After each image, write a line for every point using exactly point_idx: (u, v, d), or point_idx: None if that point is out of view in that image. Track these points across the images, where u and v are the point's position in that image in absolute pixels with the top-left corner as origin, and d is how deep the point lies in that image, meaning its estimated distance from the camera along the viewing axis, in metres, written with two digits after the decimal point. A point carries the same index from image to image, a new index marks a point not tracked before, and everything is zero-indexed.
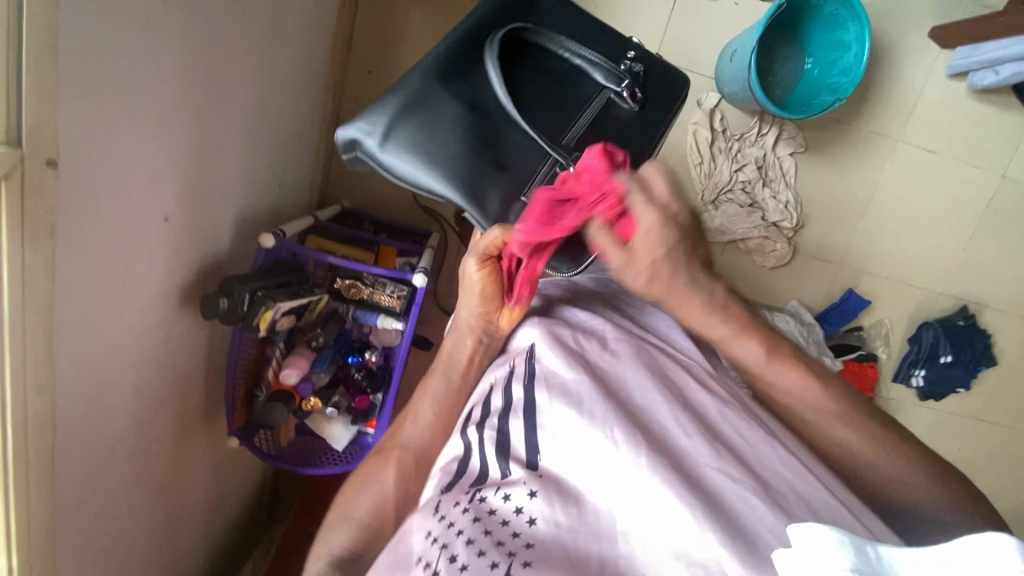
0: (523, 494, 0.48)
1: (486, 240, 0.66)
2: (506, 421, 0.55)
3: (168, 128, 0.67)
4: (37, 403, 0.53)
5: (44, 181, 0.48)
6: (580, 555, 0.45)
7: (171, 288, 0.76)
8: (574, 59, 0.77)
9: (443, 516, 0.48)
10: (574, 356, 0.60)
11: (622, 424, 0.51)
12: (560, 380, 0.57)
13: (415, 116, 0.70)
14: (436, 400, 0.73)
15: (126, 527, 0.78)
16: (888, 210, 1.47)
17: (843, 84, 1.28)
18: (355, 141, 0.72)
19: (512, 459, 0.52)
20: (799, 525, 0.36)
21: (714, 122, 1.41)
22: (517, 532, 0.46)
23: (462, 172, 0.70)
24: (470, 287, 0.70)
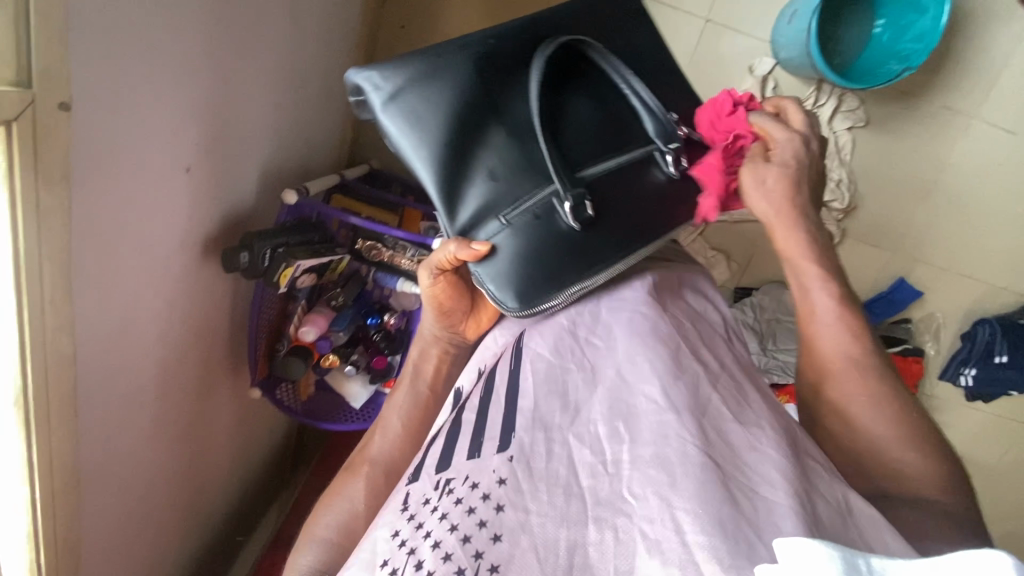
0: (491, 482, 0.43)
1: (442, 255, 0.64)
2: (486, 405, 0.53)
3: (191, 77, 0.66)
4: (57, 343, 0.55)
5: (58, 126, 0.48)
6: (548, 547, 0.39)
7: (193, 240, 0.77)
8: (631, 99, 0.69)
9: (413, 517, 0.44)
10: (563, 343, 0.58)
11: (605, 420, 0.49)
12: (548, 365, 0.55)
13: (431, 88, 0.60)
14: (405, 414, 0.72)
15: (151, 466, 0.81)
16: (952, 195, 1.35)
17: (915, 53, 1.15)
18: (360, 87, 0.61)
19: (484, 443, 0.47)
20: (786, 538, 0.31)
21: (765, 92, 1.31)
22: (483, 520, 0.41)
23: (449, 167, 0.60)
24: (429, 296, 0.69)
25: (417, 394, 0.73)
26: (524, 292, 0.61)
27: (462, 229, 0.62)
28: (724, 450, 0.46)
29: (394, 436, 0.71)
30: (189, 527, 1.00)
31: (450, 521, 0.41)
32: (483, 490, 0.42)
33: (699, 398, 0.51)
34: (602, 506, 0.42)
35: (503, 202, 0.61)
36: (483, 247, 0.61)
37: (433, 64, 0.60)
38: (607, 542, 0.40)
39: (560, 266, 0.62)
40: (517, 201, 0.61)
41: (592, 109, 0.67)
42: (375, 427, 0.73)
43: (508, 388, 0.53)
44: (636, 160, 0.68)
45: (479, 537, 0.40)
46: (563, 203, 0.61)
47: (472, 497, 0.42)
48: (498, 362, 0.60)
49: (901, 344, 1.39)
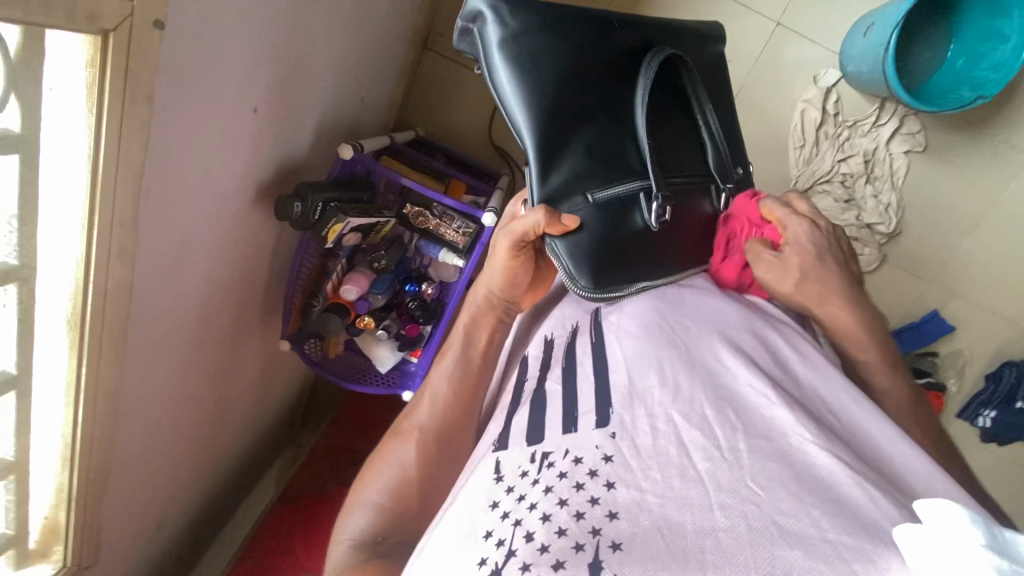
0: (597, 457, 0.44)
1: (518, 224, 0.62)
2: (572, 379, 0.54)
3: (272, 15, 0.64)
4: (117, 268, 0.54)
5: (150, 44, 0.46)
6: (672, 527, 0.39)
7: (249, 183, 0.75)
8: (702, 131, 0.71)
9: (512, 488, 0.45)
10: (651, 322, 0.56)
11: (713, 403, 0.47)
12: (635, 343, 0.55)
13: (556, 47, 0.60)
14: (453, 376, 0.68)
15: (181, 404, 0.81)
16: (1000, 233, 1.32)
17: (991, 81, 1.11)
18: (487, 21, 0.59)
19: (580, 419, 0.48)
20: (927, 500, 0.34)
21: (827, 104, 1.28)
22: (595, 498, 0.42)
23: (551, 128, 0.60)
24: (495, 266, 0.67)
25: (468, 361, 0.69)
26: (598, 276, 0.62)
27: (547, 199, 0.61)
28: (846, 450, 0.45)
29: (444, 399, 0.67)
30: (205, 470, 1.00)
31: (558, 496, 0.42)
32: (589, 466, 0.44)
33: (799, 394, 0.51)
34: (726, 492, 0.41)
35: (593, 182, 0.62)
36: (573, 223, 0.60)
37: (556, 18, 0.61)
38: (739, 528, 0.38)
39: (628, 260, 0.63)
40: (609, 182, 0.62)
41: (671, 109, 0.69)
42: (425, 386, 0.69)
43: (592, 367, 0.54)
44: (695, 181, 0.69)
45: (593, 513, 0.41)
46: (650, 203, 0.62)
47: (578, 472, 0.44)
48: (574, 338, 0.60)
49: (925, 376, 1.34)
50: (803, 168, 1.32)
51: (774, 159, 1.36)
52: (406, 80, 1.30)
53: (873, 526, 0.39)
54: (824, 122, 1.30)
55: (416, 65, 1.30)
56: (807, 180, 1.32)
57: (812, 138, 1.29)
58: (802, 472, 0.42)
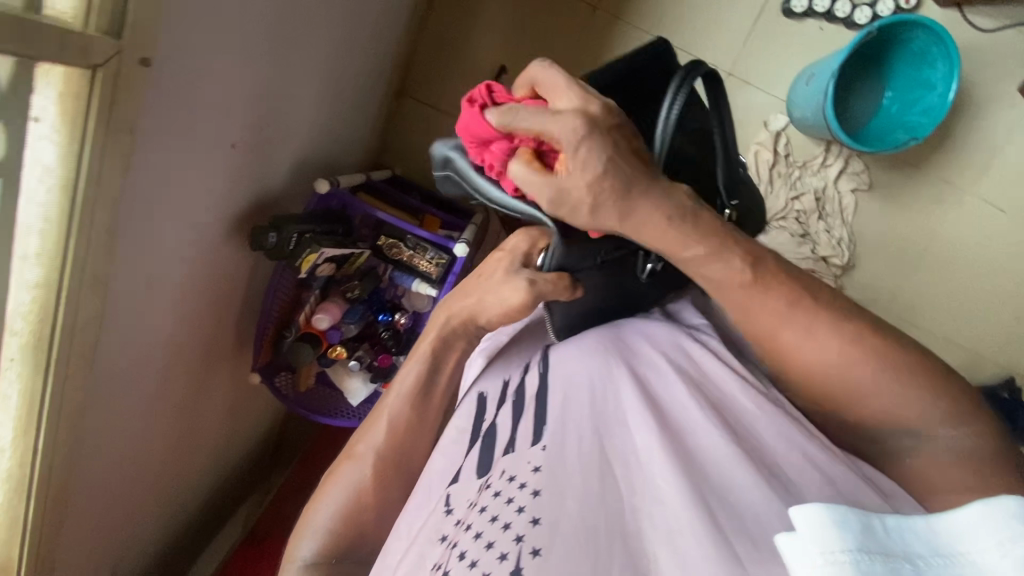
0: (526, 469, 0.45)
1: (541, 284, 0.59)
2: (519, 401, 0.55)
3: (253, 60, 0.69)
4: (91, 292, 0.55)
5: (135, 80, 0.50)
6: (589, 533, 0.40)
7: (224, 215, 0.78)
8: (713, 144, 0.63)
9: (459, 517, 0.46)
10: (587, 335, 0.59)
11: (636, 409, 0.50)
12: (575, 353, 0.57)
13: None
14: (402, 399, 0.66)
15: (146, 438, 0.80)
16: (944, 264, 1.41)
17: (922, 125, 1.22)
18: (450, 161, 0.57)
19: (518, 439, 0.50)
20: (801, 508, 0.33)
21: (778, 146, 1.38)
22: (521, 507, 0.43)
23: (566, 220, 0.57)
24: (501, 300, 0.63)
25: (428, 385, 0.67)
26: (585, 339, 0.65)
27: (562, 266, 0.61)
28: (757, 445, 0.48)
29: (400, 431, 0.65)
30: (167, 511, 0.97)
31: (490, 513, 0.43)
32: (520, 480, 0.45)
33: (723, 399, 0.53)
34: (638, 498, 0.44)
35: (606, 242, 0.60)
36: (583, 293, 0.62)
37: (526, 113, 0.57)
38: (646, 529, 0.42)
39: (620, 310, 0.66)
40: (615, 244, 0.60)
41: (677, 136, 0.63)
42: (377, 409, 0.67)
43: (537, 386, 0.55)
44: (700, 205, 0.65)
45: (519, 522, 0.42)
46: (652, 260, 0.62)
47: (509, 488, 0.44)
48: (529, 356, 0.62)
49: None
50: None
51: None
52: (383, 123, 1.36)
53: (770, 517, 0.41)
54: (776, 162, 1.39)
55: (393, 109, 1.37)
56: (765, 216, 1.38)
57: (765, 177, 1.38)
58: (707, 469, 0.45)
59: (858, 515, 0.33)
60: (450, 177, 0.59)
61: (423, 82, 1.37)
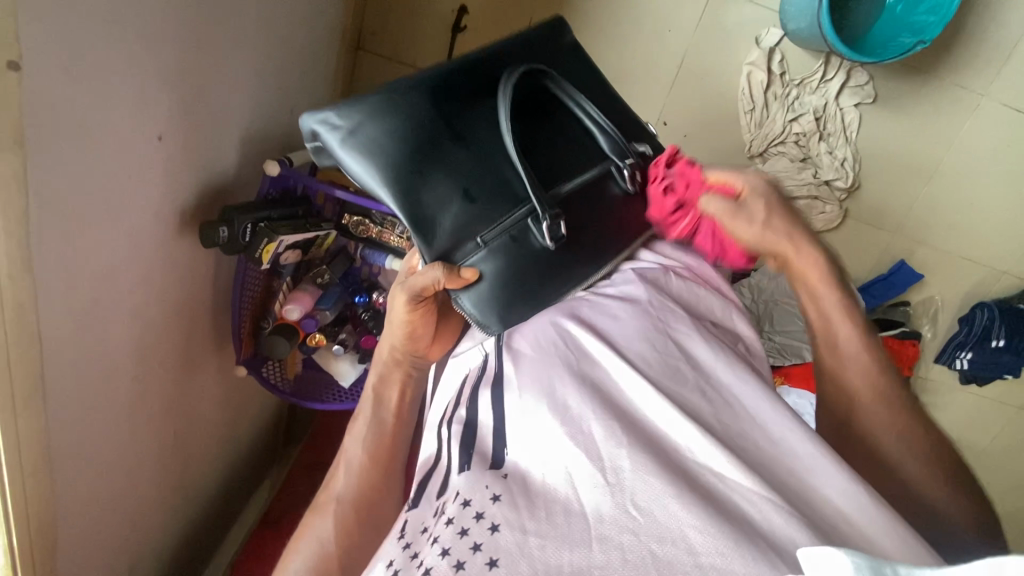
0: (485, 498, 0.45)
1: (416, 280, 0.62)
2: (475, 416, 0.56)
3: (161, 41, 0.62)
4: (19, 320, 0.52)
5: (3, 86, 0.44)
6: (551, 566, 0.40)
7: (168, 212, 0.73)
8: (584, 120, 0.69)
9: (409, 544, 0.46)
10: (549, 348, 0.58)
11: (601, 420, 0.49)
12: (533, 369, 0.56)
13: (389, 119, 0.59)
14: (365, 444, 0.70)
15: (133, 445, 0.80)
16: (957, 176, 1.31)
17: (930, 25, 1.09)
18: (317, 133, 0.61)
19: (474, 458, 0.51)
20: (810, 548, 0.33)
21: (771, 65, 1.26)
22: (477, 542, 0.42)
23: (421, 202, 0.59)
24: (396, 317, 0.68)
25: (380, 423, 0.72)
26: (507, 318, 0.63)
27: (439, 255, 0.62)
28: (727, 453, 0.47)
29: (358, 466, 0.69)
30: (178, 505, 1.00)
31: (441, 545, 0.43)
32: (476, 509, 0.44)
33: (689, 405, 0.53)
34: (607, 523, 0.42)
35: (480, 226, 0.61)
36: (472, 275, 0.61)
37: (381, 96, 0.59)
38: (614, 563, 0.40)
39: (538, 288, 0.63)
40: (495, 220, 0.61)
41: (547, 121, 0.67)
42: (336, 462, 0.71)
43: (493, 407, 0.55)
44: (601, 175, 0.68)
45: (473, 561, 0.41)
46: (540, 223, 0.61)
47: (464, 517, 0.44)
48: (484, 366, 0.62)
49: (897, 326, 1.37)
50: (756, 131, 1.31)
51: (724, 127, 1.35)
52: (342, 85, 1.27)
53: (742, 534, 0.41)
54: (771, 83, 1.28)
55: (351, 68, 1.27)
56: (762, 143, 1.31)
57: (761, 101, 1.28)
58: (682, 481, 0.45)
59: (865, 557, 0.31)
60: (321, 148, 0.63)
61: (380, 34, 1.26)
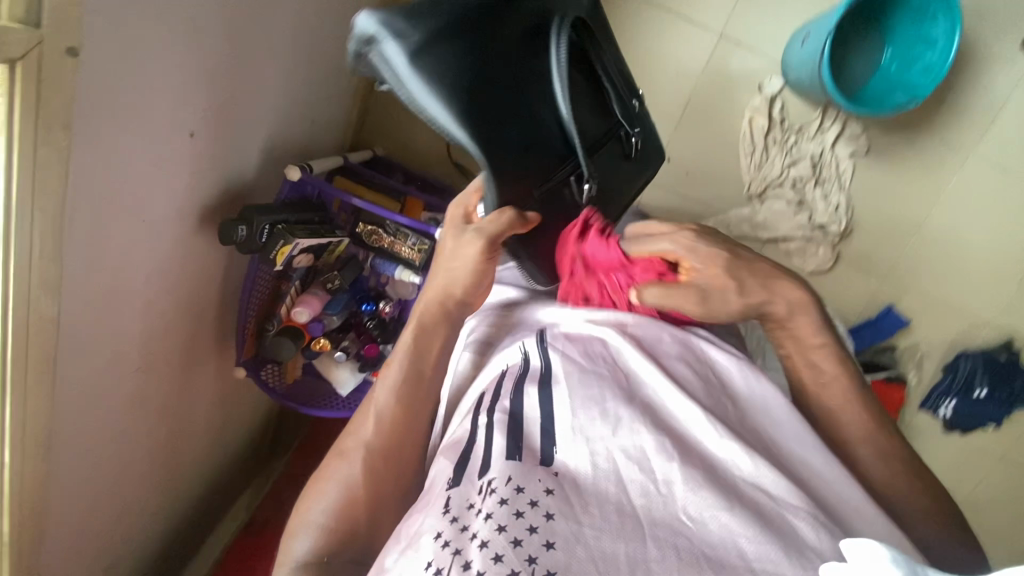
0: (539, 488, 0.43)
1: (488, 222, 0.65)
2: (517, 405, 0.53)
3: (205, 44, 0.64)
4: (41, 303, 0.52)
5: (61, 72, 0.45)
6: (606, 559, 0.39)
7: (189, 209, 0.74)
8: (605, 79, 0.78)
9: (456, 519, 0.43)
10: (592, 354, 0.58)
11: (651, 430, 0.48)
12: (579, 370, 0.55)
13: (454, 46, 0.64)
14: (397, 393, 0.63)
15: (127, 440, 0.78)
16: (945, 228, 1.37)
17: (922, 84, 1.16)
18: (374, 39, 0.62)
19: (524, 450, 0.48)
20: (853, 540, 0.33)
21: (773, 111, 1.32)
22: (533, 526, 0.41)
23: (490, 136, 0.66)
24: (462, 261, 0.66)
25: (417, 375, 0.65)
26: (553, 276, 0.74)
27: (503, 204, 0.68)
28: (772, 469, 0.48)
29: (391, 400, 0.64)
30: (161, 508, 0.97)
31: (497, 523, 0.41)
32: (531, 496, 0.43)
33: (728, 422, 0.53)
34: (659, 527, 0.42)
35: (536, 169, 0.70)
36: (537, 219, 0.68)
37: (451, 27, 0.63)
38: (669, 561, 0.39)
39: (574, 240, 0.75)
40: (550, 174, 0.71)
41: (580, 80, 0.75)
42: (377, 382, 0.66)
43: (539, 397, 0.53)
44: (613, 135, 0.79)
45: (530, 541, 0.40)
46: (582, 182, 0.73)
47: (519, 501, 0.42)
48: (525, 363, 0.59)
49: (885, 370, 1.41)
50: (754, 173, 1.37)
51: (726, 166, 1.40)
52: (361, 102, 1.31)
53: (795, 553, 0.41)
54: (771, 129, 1.34)
55: (370, 86, 1.31)
56: (760, 184, 1.37)
57: (760, 145, 1.34)
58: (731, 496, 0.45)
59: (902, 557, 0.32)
60: (366, 57, 0.64)
61: None
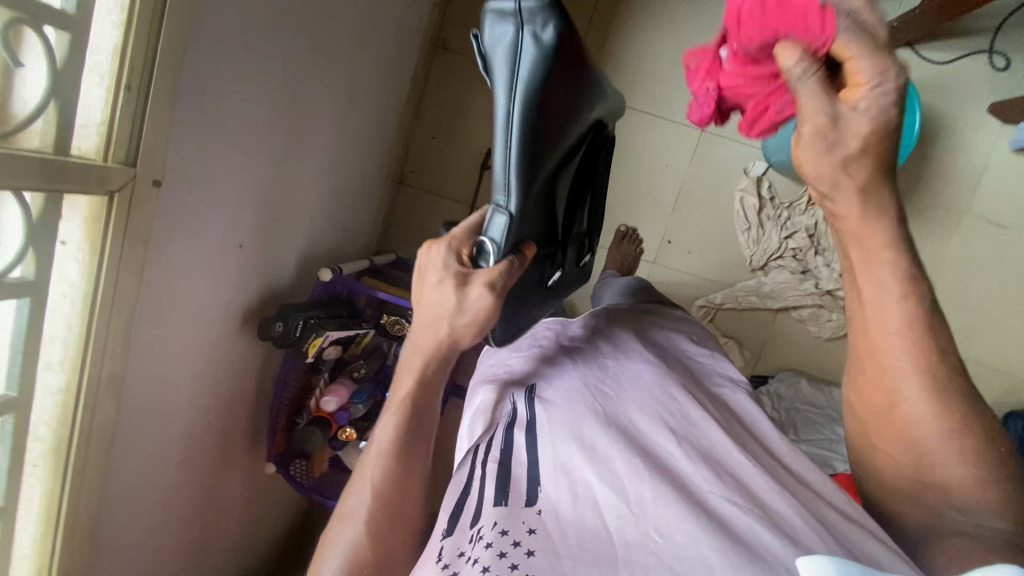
0: (520, 527, 0.42)
1: (501, 278, 0.58)
2: (507, 449, 0.51)
3: (255, 171, 0.77)
4: (108, 392, 0.59)
5: (147, 198, 0.57)
6: None
7: (234, 310, 0.84)
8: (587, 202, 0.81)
9: (448, 567, 0.42)
10: (576, 392, 0.55)
11: (623, 460, 0.46)
12: (562, 412, 0.53)
13: (553, 82, 0.58)
14: (377, 468, 0.56)
15: (163, 534, 0.81)
16: (958, 286, 1.40)
17: (895, 154, 1.26)
18: (510, 20, 0.54)
19: (510, 491, 0.46)
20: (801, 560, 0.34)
21: (761, 191, 1.42)
22: (513, 563, 0.39)
23: (526, 161, 0.59)
24: (474, 316, 0.59)
25: (383, 441, 0.57)
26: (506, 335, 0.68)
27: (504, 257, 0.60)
28: (745, 490, 0.44)
29: (391, 443, 0.57)
30: None
31: (482, 566, 0.40)
32: (512, 535, 0.41)
33: (707, 444, 0.49)
34: (631, 545, 0.40)
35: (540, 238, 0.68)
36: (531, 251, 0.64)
37: (569, 59, 0.59)
38: None
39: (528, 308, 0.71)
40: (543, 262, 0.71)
41: (582, 184, 0.76)
42: (368, 444, 0.59)
43: (525, 440, 0.51)
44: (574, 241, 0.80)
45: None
46: (547, 267, 0.73)
47: (502, 542, 0.41)
48: (511, 411, 0.56)
49: None
50: (754, 248, 1.44)
51: (725, 242, 1.48)
52: (384, 212, 1.47)
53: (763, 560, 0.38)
54: (763, 207, 1.43)
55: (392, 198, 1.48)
56: (761, 258, 1.43)
57: (755, 222, 1.42)
58: (704, 519, 0.41)
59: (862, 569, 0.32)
60: (501, 33, 0.55)
61: (420, 170, 1.48)
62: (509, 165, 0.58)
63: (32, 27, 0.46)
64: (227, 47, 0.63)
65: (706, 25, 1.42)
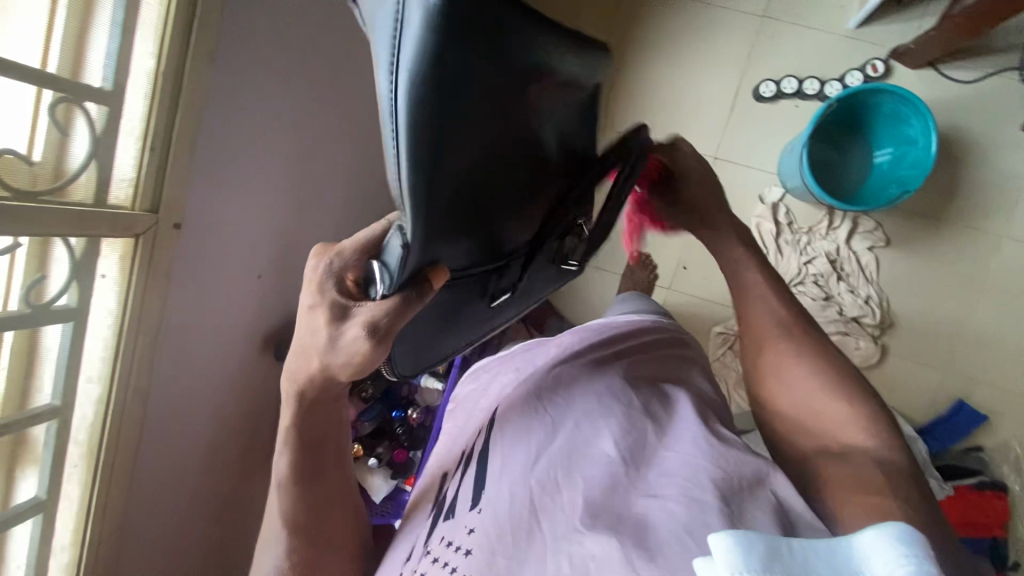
0: (463, 534, 0.50)
1: (383, 317, 0.44)
2: (468, 470, 0.60)
3: (273, 211, 0.87)
4: (133, 402, 0.69)
5: (169, 238, 0.67)
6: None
7: (254, 334, 0.93)
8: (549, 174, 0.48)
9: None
10: (529, 408, 0.62)
11: (560, 466, 0.51)
12: (514, 430, 0.59)
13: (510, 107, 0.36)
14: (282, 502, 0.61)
15: (188, 535, 0.90)
16: (996, 313, 1.34)
17: (912, 177, 1.21)
18: None
19: (463, 505, 0.55)
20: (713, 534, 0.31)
21: (778, 216, 1.39)
22: (454, 567, 0.48)
23: (447, 143, 0.32)
24: (347, 357, 0.48)
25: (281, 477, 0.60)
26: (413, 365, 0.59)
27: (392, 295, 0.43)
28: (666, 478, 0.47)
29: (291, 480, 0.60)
30: None
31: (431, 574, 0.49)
32: (456, 545, 0.50)
33: (641, 442, 0.52)
34: (559, 541, 0.44)
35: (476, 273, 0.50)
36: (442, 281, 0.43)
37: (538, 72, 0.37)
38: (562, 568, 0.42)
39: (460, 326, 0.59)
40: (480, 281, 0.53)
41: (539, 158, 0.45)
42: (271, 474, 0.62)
43: (480, 461, 0.59)
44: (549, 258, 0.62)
45: None
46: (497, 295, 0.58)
47: (447, 552, 0.50)
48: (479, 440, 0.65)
49: (973, 475, 1.27)
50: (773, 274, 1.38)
51: None
52: None
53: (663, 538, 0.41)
54: (780, 232, 1.39)
55: None
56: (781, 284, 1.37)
57: (772, 247, 1.38)
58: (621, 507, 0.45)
59: (760, 539, 0.31)
60: None
61: None
62: (411, 131, 0.30)
63: (76, 104, 0.58)
64: (243, 108, 0.73)
65: (717, 55, 1.44)
